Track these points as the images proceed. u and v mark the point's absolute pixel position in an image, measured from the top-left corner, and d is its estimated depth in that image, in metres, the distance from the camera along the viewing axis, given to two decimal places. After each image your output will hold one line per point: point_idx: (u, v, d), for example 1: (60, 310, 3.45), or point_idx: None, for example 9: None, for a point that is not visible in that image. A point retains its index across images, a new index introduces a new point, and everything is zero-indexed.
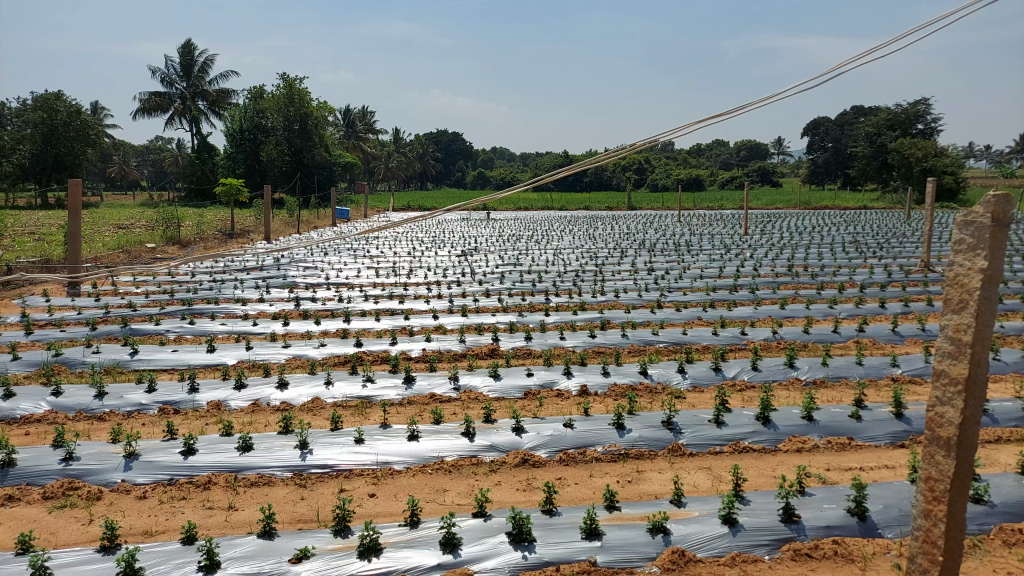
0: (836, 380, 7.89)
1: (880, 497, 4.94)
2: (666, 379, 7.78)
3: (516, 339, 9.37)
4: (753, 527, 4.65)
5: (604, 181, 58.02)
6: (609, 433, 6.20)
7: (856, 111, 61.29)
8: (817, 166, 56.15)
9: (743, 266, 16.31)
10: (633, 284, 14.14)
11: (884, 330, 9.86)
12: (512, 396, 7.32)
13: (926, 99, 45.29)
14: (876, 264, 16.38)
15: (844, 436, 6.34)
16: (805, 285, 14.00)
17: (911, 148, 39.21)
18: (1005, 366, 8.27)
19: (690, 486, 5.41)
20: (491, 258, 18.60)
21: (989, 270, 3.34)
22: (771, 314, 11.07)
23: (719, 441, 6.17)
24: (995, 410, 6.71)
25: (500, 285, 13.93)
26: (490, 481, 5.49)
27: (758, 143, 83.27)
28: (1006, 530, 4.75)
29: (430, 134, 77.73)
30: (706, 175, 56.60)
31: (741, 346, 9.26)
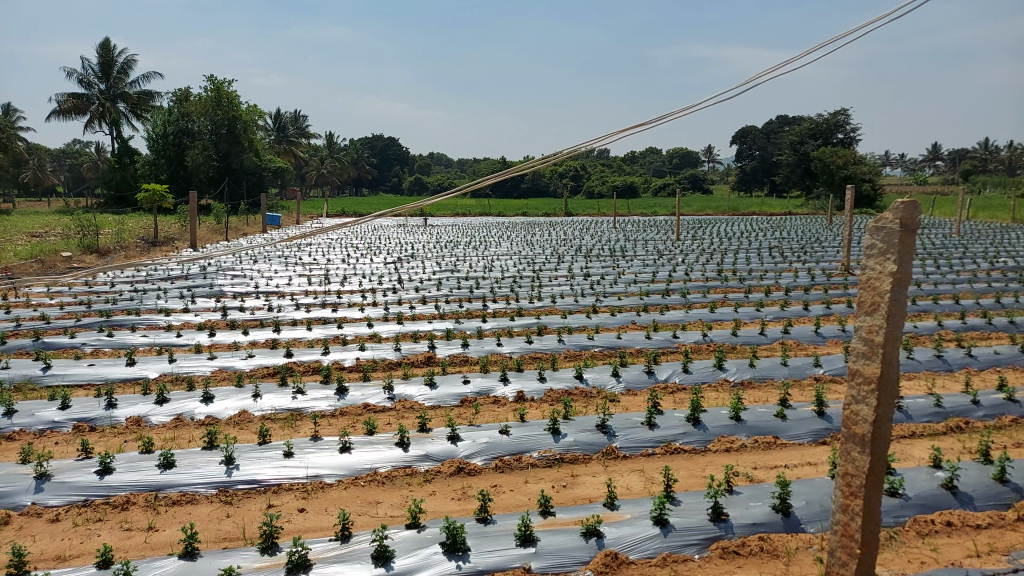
0: (762, 381, 8.15)
1: (803, 493, 5.11)
2: (601, 383, 7.87)
3: (453, 346, 9.30)
4: (684, 527, 4.74)
5: (541, 187, 58.50)
6: (544, 439, 6.22)
7: (781, 120, 63.84)
8: (745, 173, 58.13)
9: (675, 271, 16.71)
10: (570, 289, 14.32)
11: (807, 331, 10.24)
12: (448, 404, 7.27)
13: (845, 110, 47.67)
14: (801, 268, 17.04)
15: (770, 435, 6.55)
16: (734, 288, 14.45)
17: (832, 156, 40.75)
18: (918, 364, 8.70)
19: (623, 488, 5.49)
20: (428, 265, 18.48)
21: (898, 273, 3.50)
22: (702, 317, 11.39)
23: (652, 443, 6.29)
24: (910, 407, 7.05)
25: (437, 291, 13.85)
26: (425, 491, 5.43)
27: (689, 151, 85.65)
28: (920, 521, 5.00)
29: (364, 140, 76.75)
30: (640, 182, 57.83)
31: (673, 348, 9.47)
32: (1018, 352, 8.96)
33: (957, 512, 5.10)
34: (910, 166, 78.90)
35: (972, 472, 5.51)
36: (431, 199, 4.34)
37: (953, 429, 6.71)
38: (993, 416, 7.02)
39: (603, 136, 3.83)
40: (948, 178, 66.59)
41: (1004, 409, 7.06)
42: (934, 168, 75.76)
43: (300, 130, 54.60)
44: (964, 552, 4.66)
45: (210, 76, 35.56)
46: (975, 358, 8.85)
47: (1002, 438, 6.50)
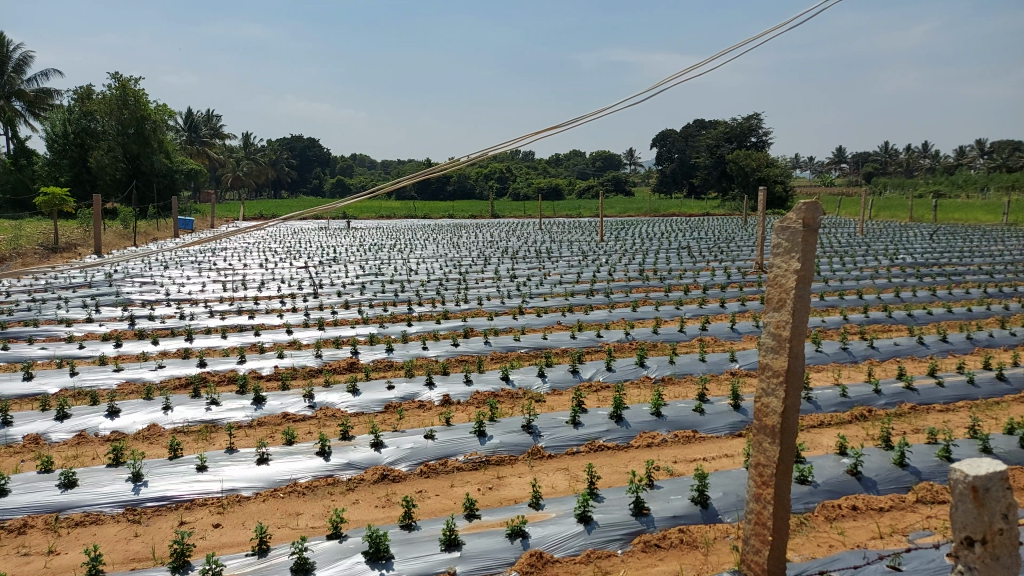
0: (681, 377, 8.39)
1: (719, 484, 5.28)
2: (527, 384, 7.91)
3: (377, 351, 9.15)
4: (607, 523, 4.81)
5: (467, 189, 58.33)
6: (470, 442, 6.19)
7: (698, 124, 65.99)
8: (665, 175, 59.77)
9: (599, 272, 17.02)
10: (496, 291, 14.34)
11: (724, 328, 10.61)
12: (372, 410, 7.14)
13: (757, 114, 49.69)
14: (717, 267, 17.67)
15: (689, 429, 6.75)
16: (655, 287, 14.84)
17: (746, 160, 42.74)
18: (825, 356, 9.16)
19: (548, 488, 5.53)
20: (350, 268, 18.14)
21: (803, 270, 3.66)
22: (624, 316, 11.63)
23: (577, 441, 6.36)
24: (818, 398, 7.41)
25: (360, 296, 13.60)
26: (348, 500, 5.32)
27: (611, 154, 87.40)
28: (828, 507, 5.24)
29: (283, 141, 74.73)
30: (565, 184, 58.58)
31: (597, 347, 9.62)
32: (915, 343, 9.55)
33: (862, 496, 5.39)
34: (817, 168, 83.07)
35: (875, 457, 5.83)
36: (344, 201, 4.24)
37: (858, 417, 7.08)
38: (894, 403, 7.45)
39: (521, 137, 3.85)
40: (852, 179, 70.46)
41: (903, 397, 7.51)
42: (839, 170, 79.99)
43: (214, 131, 52.61)
44: (868, 534, 4.92)
45: (114, 73, 33.49)
46: (876, 349, 9.39)
47: (902, 424, 6.91)
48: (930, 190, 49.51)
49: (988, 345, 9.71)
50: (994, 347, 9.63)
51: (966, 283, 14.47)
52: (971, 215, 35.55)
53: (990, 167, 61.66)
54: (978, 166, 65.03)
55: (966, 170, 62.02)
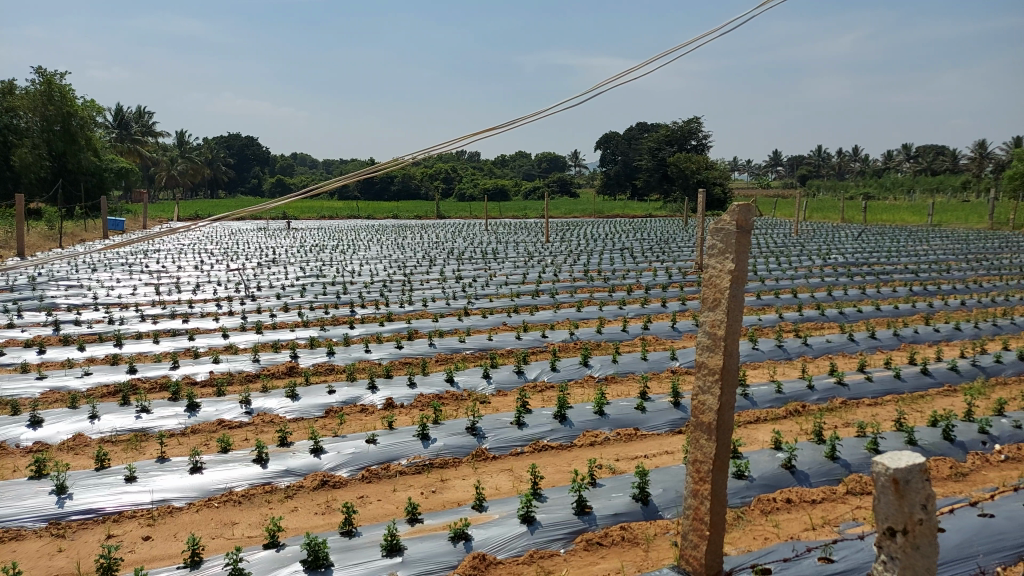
0: (624, 376, 8.50)
1: (659, 481, 5.37)
2: (472, 386, 7.87)
3: (318, 355, 8.97)
4: (550, 523, 4.83)
5: (412, 189, 57.56)
6: (412, 445, 6.12)
7: (640, 127, 67.11)
8: (608, 177, 60.04)
9: (544, 273, 17.10)
10: (441, 292, 14.26)
11: (665, 327, 10.81)
12: (313, 415, 7.00)
13: (697, 118, 50.80)
14: (659, 267, 18.02)
15: (631, 427, 6.84)
16: (599, 288, 15.03)
17: (687, 162, 43.68)
18: (762, 354, 9.43)
19: (492, 489, 5.51)
20: (290, 270, 17.75)
21: (736, 271, 3.76)
22: (569, 316, 11.72)
23: (521, 442, 6.37)
24: (755, 394, 7.62)
25: (300, 298, 13.32)
26: (287, 507, 5.20)
27: (556, 156, 88.08)
28: (764, 500, 5.40)
29: (220, 139, 72.67)
30: (510, 185, 58.68)
31: (542, 348, 9.67)
32: (845, 340, 9.92)
33: (796, 489, 5.56)
34: (755, 171, 85.48)
35: (807, 451, 6.02)
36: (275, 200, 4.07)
37: (792, 413, 7.31)
38: (826, 398, 7.72)
39: (458, 138, 3.77)
40: (787, 182, 72.79)
41: (835, 392, 7.79)
42: (775, 173, 82.48)
43: (146, 128, 50.76)
44: (801, 525, 5.08)
45: (37, 67, 31.96)
46: (810, 346, 9.72)
47: (833, 418, 7.17)
48: (859, 193, 51.58)
49: (913, 340, 10.15)
50: (919, 343, 10.09)
51: (894, 282, 15.10)
52: (897, 216, 37.18)
53: (915, 170, 64.65)
54: (904, 169, 68.11)
55: (893, 174, 64.87)
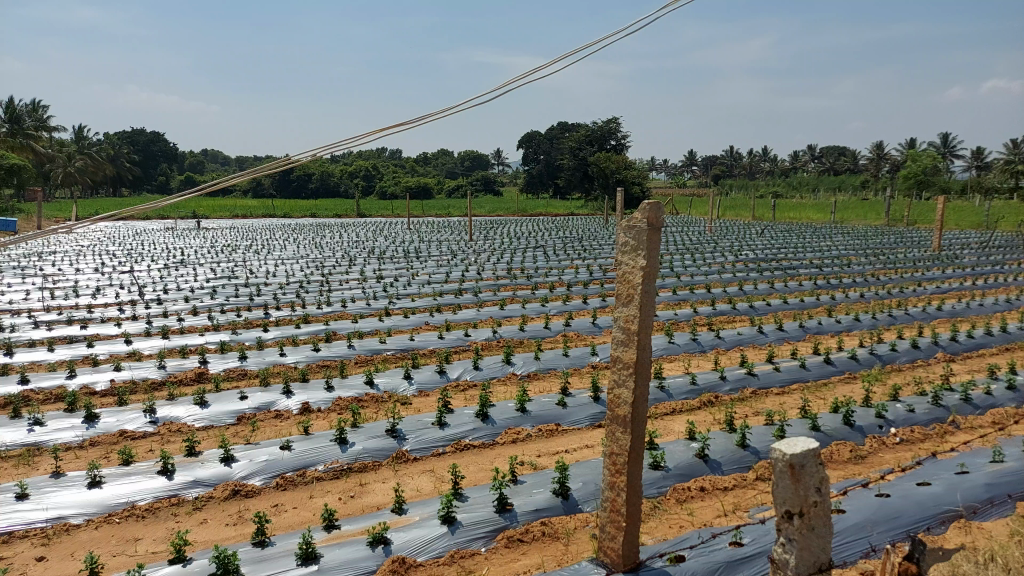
0: (546, 372, 8.58)
1: (579, 475, 5.44)
2: (393, 388, 7.74)
3: (229, 360, 8.63)
4: (471, 522, 4.80)
5: (331, 187, 56.04)
6: (329, 450, 5.96)
7: (561, 126, 67.90)
8: (531, 176, 60.62)
9: (467, 272, 17.07)
10: (361, 292, 14.01)
11: (586, 323, 10.96)
12: (223, 423, 6.73)
13: (615, 118, 51.76)
14: (581, 265, 18.29)
15: (552, 423, 6.90)
16: (522, 286, 15.10)
17: (607, 161, 44.49)
18: (678, 347, 9.72)
19: (413, 491, 5.44)
20: (200, 272, 17.00)
21: (648, 268, 3.85)
22: (492, 315, 11.72)
23: (442, 442, 6.31)
24: (671, 387, 7.84)
25: (211, 301, 12.78)
26: (195, 519, 4.98)
27: (479, 154, 88.11)
28: (679, 489, 5.55)
29: (122, 134, 68.70)
30: (433, 183, 58.29)
31: (464, 347, 9.63)
32: (755, 332, 10.35)
33: (709, 477, 5.75)
34: (671, 171, 88.00)
35: (719, 440, 6.23)
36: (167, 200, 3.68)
37: (706, 403, 7.56)
38: (737, 388, 8.03)
39: (361, 135, 3.62)
40: (701, 181, 75.40)
41: (745, 382, 8.12)
42: (690, 172, 85.21)
43: (39, 122, 47.53)
44: (714, 512, 5.25)
45: None
46: (723, 339, 10.09)
47: (743, 408, 7.45)
48: (769, 191, 54.00)
49: (817, 332, 10.68)
50: (822, 333, 10.63)
51: (800, 276, 15.86)
52: (804, 214, 39.11)
53: (819, 170, 68.31)
54: (809, 168, 71.66)
55: (800, 174, 68.11)
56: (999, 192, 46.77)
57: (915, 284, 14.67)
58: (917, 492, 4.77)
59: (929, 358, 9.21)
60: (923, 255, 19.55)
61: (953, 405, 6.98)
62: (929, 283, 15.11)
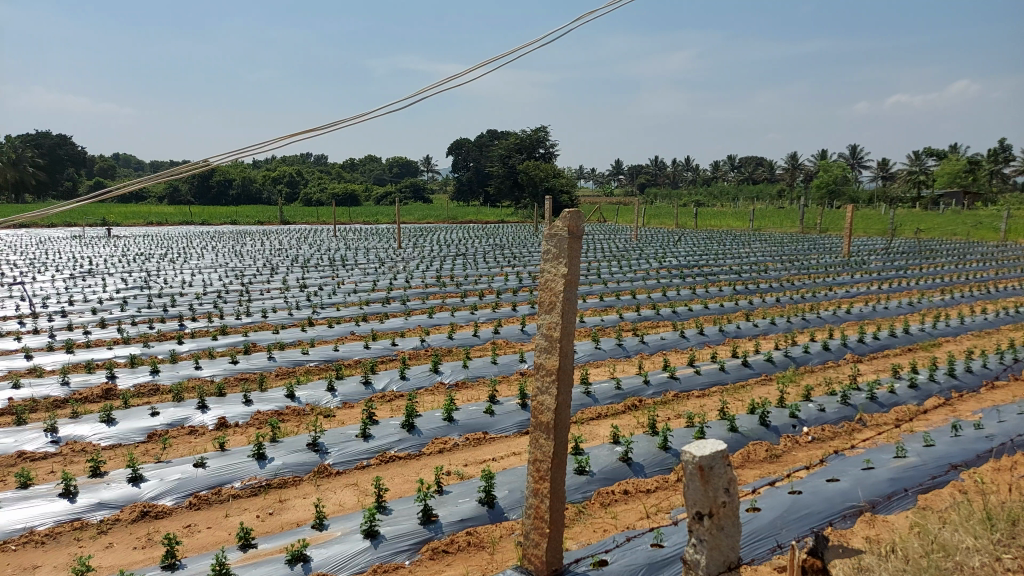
0: (474, 380, 8.55)
1: (505, 483, 5.43)
2: (315, 400, 7.55)
3: (140, 374, 8.23)
4: (394, 535, 4.72)
5: (254, 194, 54.47)
6: (247, 466, 5.76)
7: (490, 134, 68.20)
8: (461, 184, 60.59)
9: (395, 280, 16.89)
10: (283, 302, 13.64)
11: (514, 330, 11.01)
12: (132, 441, 6.41)
13: (543, 127, 52.31)
14: (510, 272, 18.39)
15: (480, 431, 6.88)
16: (451, 293, 15.05)
17: (536, 170, 44.95)
18: (604, 352, 9.88)
19: (335, 506, 5.31)
20: (110, 282, 16.18)
21: (569, 275, 3.88)
22: (420, 323, 11.61)
23: (367, 455, 6.19)
24: (597, 391, 7.96)
25: (122, 312, 12.20)
26: (100, 544, 4.71)
27: (408, 161, 87.55)
28: (603, 493, 5.63)
29: (25, 137, 64.70)
30: (361, 190, 57.39)
31: (391, 356, 9.50)
32: (678, 337, 10.63)
33: (632, 481, 5.85)
34: (599, 179, 89.70)
35: (642, 443, 6.35)
36: (59, 208, 3.43)
37: (630, 407, 7.71)
38: (660, 392, 8.22)
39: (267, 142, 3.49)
40: (628, 189, 77.16)
41: (667, 385, 8.32)
42: (617, 181, 86.88)
43: None
44: (637, 515, 5.34)
45: None
46: (646, 344, 10.33)
47: (666, 411, 7.63)
48: (692, 200, 55.69)
49: (736, 335, 11.07)
50: (740, 337, 11.02)
51: (720, 282, 16.42)
52: (724, 222, 40.56)
53: (738, 180, 71.08)
54: (729, 178, 74.42)
55: (721, 183, 70.71)
56: (902, 201, 49.82)
57: (826, 289, 15.40)
58: (827, 488, 4.99)
59: (839, 359, 9.67)
60: (834, 261, 20.59)
61: (861, 404, 7.35)
62: (839, 287, 15.91)
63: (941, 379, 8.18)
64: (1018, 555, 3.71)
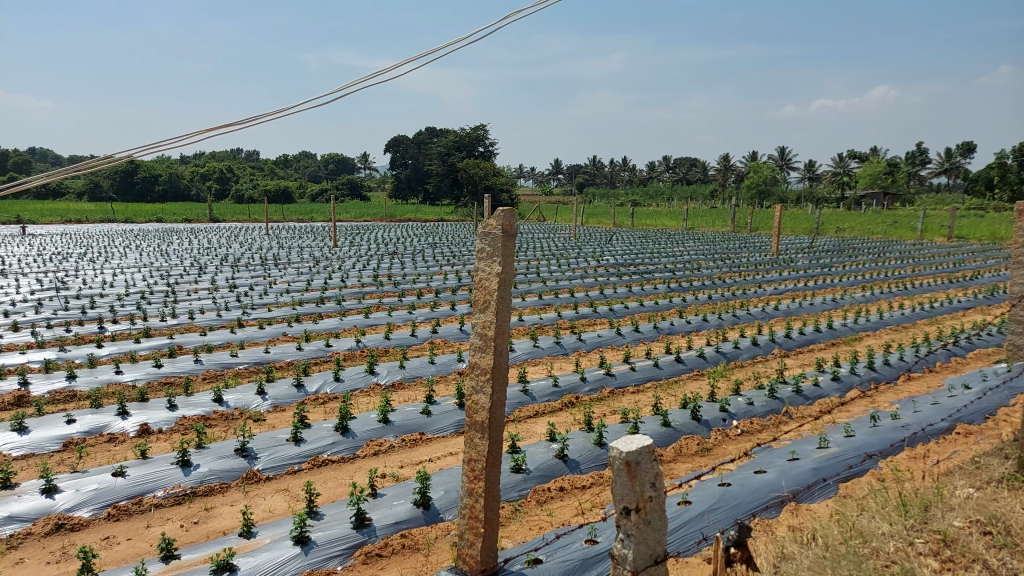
0: (411, 381, 8.46)
1: (441, 484, 5.39)
2: (245, 404, 7.32)
3: (55, 380, 7.82)
4: (326, 541, 4.62)
5: (182, 191, 52.58)
6: (170, 474, 5.54)
7: (429, 131, 67.71)
8: (399, 182, 59.91)
9: (330, 279, 16.57)
10: (211, 302, 13.20)
11: (453, 330, 10.95)
12: (46, 450, 6.09)
13: (483, 125, 52.25)
14: (449, 271, 18.30)
15: (416, 432, 6.81)
16: (388, 293, 14.88)
17: (475, 168, 44.85)
18: (542, 350, 9.93)
19: (265, 513, 5.17)
20: (23, 283, 15.34)
21: (503, 273, 3.87)
22: (356, 323, 11.41)
23: (298, 459, 6.04)
24: (535, 389, 7.99)
25: (36, 314, 11.59)
26: (9, 560, 4.45)
27: (345, 158, 86.09)
28: (539, 491, 5.66)
29: None
30: (295, 188, 56.10)
31: (325, 357, 9.31)
32: (614, 334, 10.79)
33: (567, 477, 5.89)
34: (538, 178, 90.24)
35: (578, 440, 6.41)
36: None
37: (567, 405, 7.78)
38: (596, 388, 8.31)
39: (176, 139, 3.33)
40: (567, 189, 77.90)
41: (603, 381, 8.42)
42: (556, 181, 87.55)
43: None
44: (572, 511, 5.39)
45: None
46: (584, 341, 10.44)
47: (602, 407, 7.74)
48: (629, 199, 56.69)
49: (670, 332, 11.30)
50: (674, 334, 11.27)
51: (655, 280, 16.74)
52: (660, 222, 41.39)
53: (673, 180, 72.66)
54: (664, 178, 75.95)
55: (656, 183, 72.15)
56: (827, 202, 51.97)
57: (756, 286, 15.89)
58: (754, 480, 5.14)
59: (767, 355, 10.00)
60: (763, 259, 21.26)
61: (787, 397, 7.61)
62: (768, 285, 16.44)
63: (861, 372, 8.56)
64: (929, 539, 3.87)
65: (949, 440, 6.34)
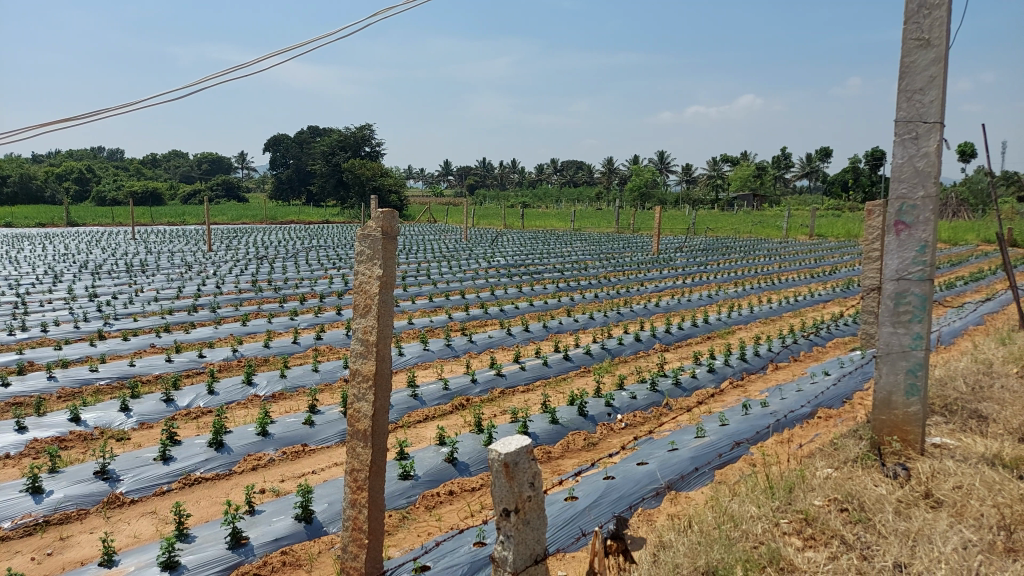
0: (293, 391, 8.15)
1: (324, 496, 5.21)
2: (106, 423, 6.78)
3: None
4: (198, 564, 4.34)
5: (34, 192, 48.11)
6: (18, 503, 5.03)
7: (312, 130, 65.69)
8: (280, 182, 57.74)
9: (205, 286, 15.67)
10: (69, 313, 12.16)
11: (338, 335, 10.64)
12: None
13: (368, 125, 51.32)
14: (335, 275, 17.81)
15: (298, 444, 6.55)
16: (268, 299, 14.27)
17: (361, 169, 43.95)
18: (432, 353, 9.84)
19: (130, 538, 4.80)
20: None
21: (385, 276, 3.77)
22: (232, 332, 10.85)
23: (167, 478, 5.65)
24: (424, 394, 7.90)
25: None
26: None
27: (221, 158, 81.93)
28: (428, 496, 5.59)
29: None
30: (164, 190, 52.72)
31: (198, 369, 8.80)
32: (504, 335, 10.86)
33: (455, 481, 5.86)
34: (428, 180, 89.71)
35: (467, 442, 6.39)
36: None
37: (457, 407, 7.74)
38: (487, 389, 8.33)
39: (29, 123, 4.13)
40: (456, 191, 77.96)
41: (493, 382, 8.46)
42: (446, 182, 87.23)
43: None
44: (461, 514, 5.35)
45: None
46: (473, 343, 10.46)
47: (491, 408, 7.77)
48: (517, 201, 57.34)
49: (557, 331, 11.53)
50: (562, 332, 11.49)
51: (543, 280, 17.00)
52: (547, 223, 42.21)
53: (560, 182, 74.27)
54: (551, 181, 77.51)
55: (543, 185, 73.53)
56: (702, 203, 54.80)
57: (639, 284, 16.48)
58: (637, 471, 5.32)
59: (648, 350, 10.40)
60: (645, 258, 22.12)
61: (667, 390, 7.94)
62: (650, 282, 17.10)
63: (734, 363, 9.06)
64: (793, 518, 4.15)
65: (811, 423, 6.83)
